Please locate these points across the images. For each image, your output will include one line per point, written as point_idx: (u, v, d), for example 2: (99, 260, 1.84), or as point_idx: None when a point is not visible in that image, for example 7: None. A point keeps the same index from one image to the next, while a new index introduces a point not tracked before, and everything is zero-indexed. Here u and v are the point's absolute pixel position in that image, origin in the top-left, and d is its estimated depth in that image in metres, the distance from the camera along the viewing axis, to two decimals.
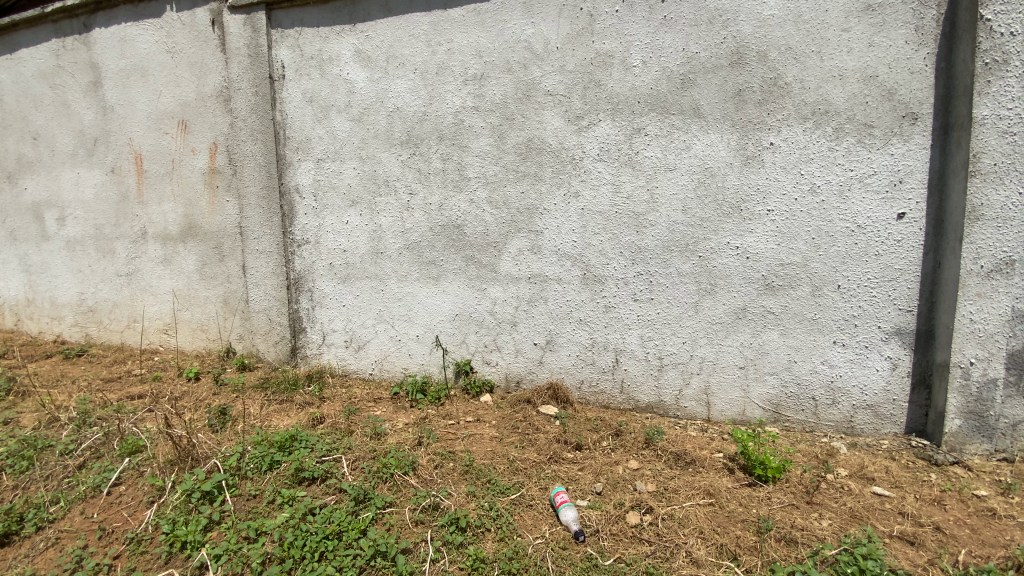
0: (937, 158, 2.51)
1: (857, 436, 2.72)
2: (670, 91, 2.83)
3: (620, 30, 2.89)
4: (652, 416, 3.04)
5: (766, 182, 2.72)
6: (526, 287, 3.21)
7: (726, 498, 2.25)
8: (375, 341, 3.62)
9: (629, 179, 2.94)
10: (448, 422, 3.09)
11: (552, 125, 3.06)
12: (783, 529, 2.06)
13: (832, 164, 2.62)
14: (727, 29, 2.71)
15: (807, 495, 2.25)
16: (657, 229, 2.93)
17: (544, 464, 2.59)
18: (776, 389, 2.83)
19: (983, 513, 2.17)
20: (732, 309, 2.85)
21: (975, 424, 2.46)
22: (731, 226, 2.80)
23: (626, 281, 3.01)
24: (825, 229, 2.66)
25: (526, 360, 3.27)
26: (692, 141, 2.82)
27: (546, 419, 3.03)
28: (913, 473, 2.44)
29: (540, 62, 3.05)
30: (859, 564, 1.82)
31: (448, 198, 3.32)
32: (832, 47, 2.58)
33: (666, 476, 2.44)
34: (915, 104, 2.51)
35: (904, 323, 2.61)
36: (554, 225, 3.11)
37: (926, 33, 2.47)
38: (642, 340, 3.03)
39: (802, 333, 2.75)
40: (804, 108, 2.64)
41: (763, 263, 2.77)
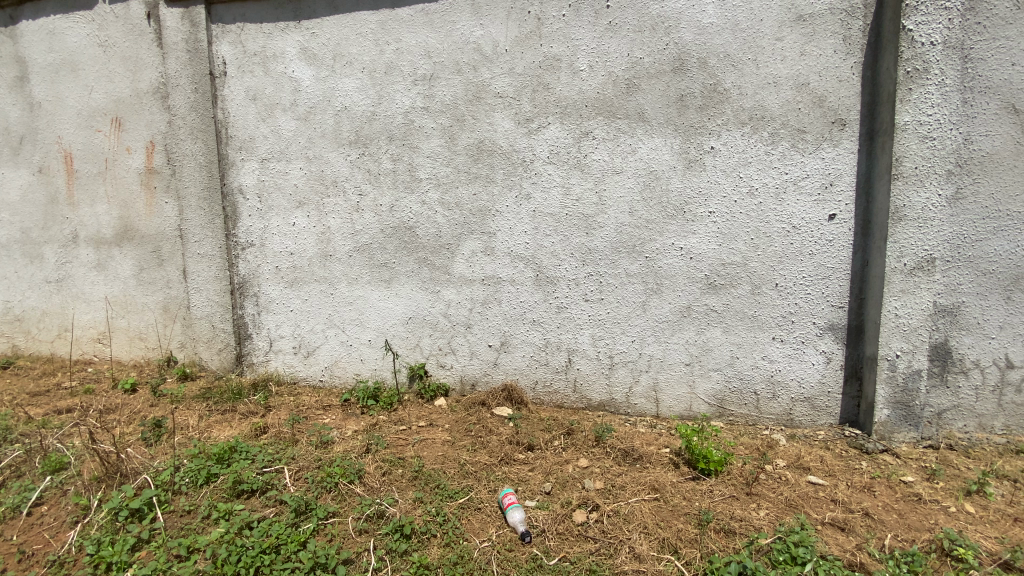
0: (864, 162, 2.64)
1: (796, 428, 2.83)
2: (616, 95, 2.88)
3: (567, 34, 2.92)
4: (605, 414, 3.08)
5: (707, 185, 2.81)
6: (479, 289, 3.19)
7: (671, 493, 2.30)
8: (325, 347, 3.52)
9: (579, 181, 2.98)
10: (400, 427, 3.03)
11: (503, 127, 3.06)
12: (722, 520, 2.11)
13: (768, 167, 2.73)
14: (669, 36, 2.79)
15: (747, 486, 2.32)
16: (606, 231, 2.97)
17: (495, 467, 2.57)
18: (720, 384, 2.92)
19: (909, 497, 2.28)
20: (678, 307, 2.92)
21: (902, 413, 2.60)
22: (675, 227, 2.88)
23: (578, 282, 3.04)
24: (762, 229, 2.76)
25: (480, 363, 3.25)
26: (638, 144, 2.88)
27: (500, 421, 3.01)
28: (847, 461, 2.56)
29: (489, 64, 3.05)
30: (791, 552, 1.88)
31: (398, 199, 3.27)
32: (767, 55, 2.69)
33: (613, 474, 2.47)
34: (844, 110, 2.64)
35: (837, 319, 2.73)
36: (506, 226, 3.11)
37: (854, 43, 2.60)
38: (594, 339, 3.06)
39: (744, 330, 2.85)
40: (742, 114, 2.74)
41: (706, 263, 2.85)
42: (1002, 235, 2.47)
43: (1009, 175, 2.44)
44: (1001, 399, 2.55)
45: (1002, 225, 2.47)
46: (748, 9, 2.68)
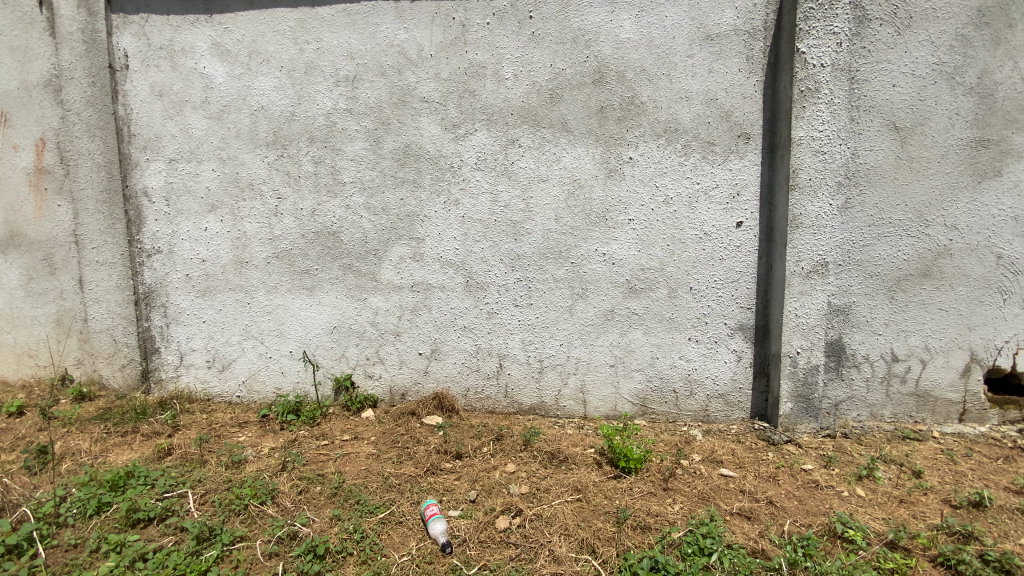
0: (766, 173, 2.83)
1: (712, 423, 2.98)
2: (541, 104, 2.94)
3: (492, 42, 2.94)
4: (535, 418, 3.11)
5: (627, 194, 2.92)
6: (408, 295, 3.13)
7: (592, 493, 2.35)
8: (242, 359, 3.32)
9: (506, 188, 3.00)
10: (322, 442, 2.90)
11: (429, 132, 3.03)
12: (639, 517, 2.18)
13: (682, 177, 2.87)
14: (589, 49, 2.88)
15: (664, 482, 2.42)
16: (533, 237, 3.01)
17: (420, 477, 2.52)
18: (642, 384, 3.02)
19: (808, 484, 2.44)
20: (603, 311, 3.00)
21: (803, 405, 2.80)
22: (598, 233, 2.96)
23: (507, 287, 3.05)
24: (678, 236, 2.90)
25: (410, 372, 3.18)
26: (562, 153, 2.95)
27: (429, 430, 2.95)
28: (755, 453, 2.72)
29: (415, 68, 3.01)
30: (699, 543, 1.98)
31: (321, 203, 3.14)
32: (679, 70, 2.83)
33: (538, 477, 2.48)
34: (748, 125, 2.82)
35: (745, 319, 2.91)
36: (435, 232, 3.07)
37: (756, 62, 2.78)
38: (524, 344, 3.08)
39: (663, 331, 2.97)
40: (657, 126, 2.87)
41: (627, 268, 2.96)
42: (885, 240, 2.72)
43: (889, 186, 2.69)
44: (888, 389, 2.81)
45: (885, 231, 2.72)
46: (661, 27, 2.81)
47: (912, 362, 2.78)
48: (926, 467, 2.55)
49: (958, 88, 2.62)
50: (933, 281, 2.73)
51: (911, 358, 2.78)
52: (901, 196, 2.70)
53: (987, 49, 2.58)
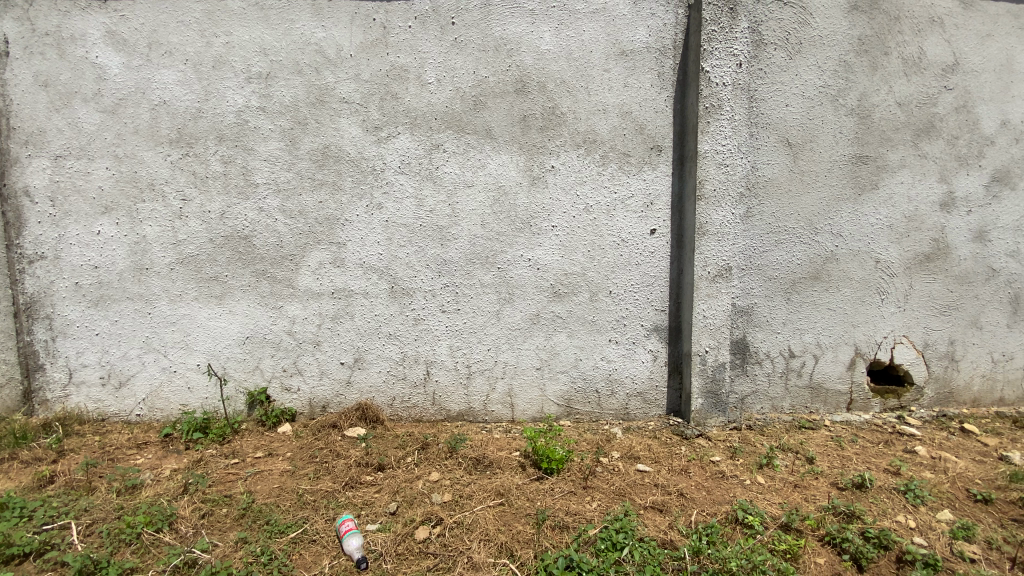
0: (676, 183, 3.00)
1: (631, 421, 3.10)
2: (465, 110, 2.94)
3: (414, 45, 2.91)
4: (463, 424, 3.08)
5: (549, 201, 2.99)
6: (329, 302, 3.01)
7: (515, 496, 2.36)
8: (143, 374, 3.06)
9: (431, 193, 2.97)
10: (231, 461, 2.73)
11: (350, 134, 2.94)
12: (557, 517, 2.22)
13: (600, 186, 2.98)
14: (511, 58, 2.92)
15: (584, 481, 2.48)
16: (459, 242, 3.00)
17: (337, 493, 2.43)
18: (567, 385, 3.09)
19: (715, 474, 2.59)
20: (528, 315, 3.05)
21: (712, 401, 2.98)
22: (523, 239, 3.01)
23: (434, 293, 3.02)
24: (597, 242, 3.01)
25: (331, 382, 3.06)
26: (487, 160, 2.96)
27: (350, 443, 2.85)
28: (670, 447, 2.86)
29: (334, 68, 2.92)
30: (612, 538, 2.05)
31: (231, 206, 2.97)
32: (597, 83, 2.94)
33: (461, 484, 2.47)
34: (660, 137, 2.97)
35: (659, 321, 3.06)
36: (357, 237, 2.98)
37: (666, 79, 2.94)
38: (451, 350, 3.05)
39: (585, 334, 3.06)
40: (577, 136, 2.96)
41: (552, 273, 3.02)
42: (781, 246, 2.96)
43: (784, 197, 2.94)
44: (786, 383, 3.05)
45: (781, 238, 2.96)
46: (579, 40, 2.91)
47: (806, 357, 3.04)
48: (818, 453, 2.76)
49: (841, 109, 2.91)
50: (822, 283, 3.00)
51: (805, 354, 3.04)
52: (794, 206, 2.95)
53: (864, 75, 2.89)
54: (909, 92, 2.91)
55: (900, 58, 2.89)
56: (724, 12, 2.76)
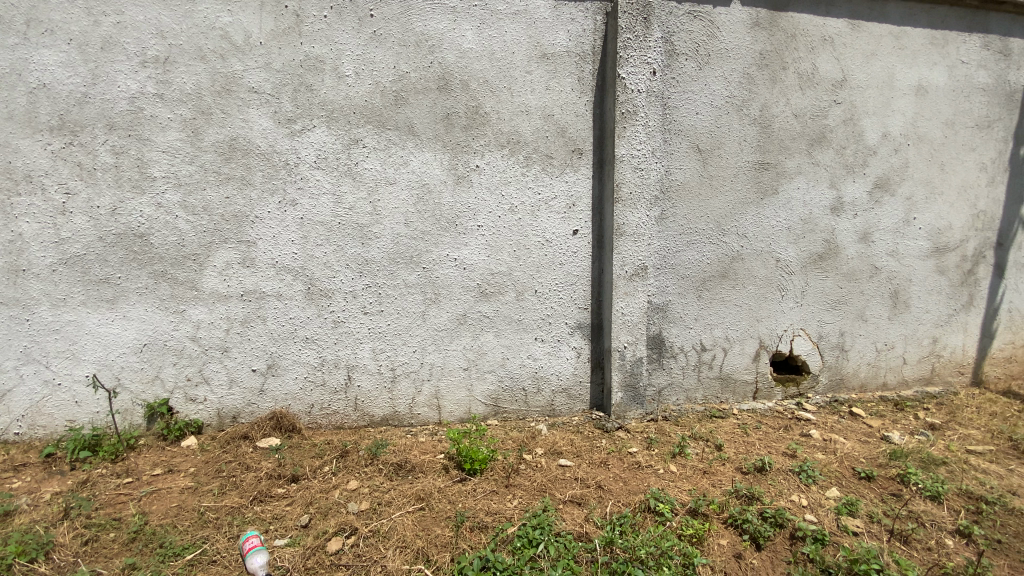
0: (596, 185, 3.08)
1: (556, 417, 3.16)
2: (385, 105, 2.85)
3: (330, 36, 2.79)
4: (387, 429, 2.99)
5: (474, 201, 2.96)
6: (238, 306, 2.83)
7: (436, 500, 2.33)
8: (21, 388, 2.73)
9: (350, 190, 2.85)
10: (125, 480, 2.51)
11: (260, 126, 2.78)
12: (476, 517, 2.22)
13: (524, 186, 3.00)
14: (433, 54, 2.87)
15: (506, 479, 2.50)
16: (381, 241, 2.90)
17: (244, 508, 2.30)
18: (494, 385, 3.09)
19: (632, 465, 2.68)
20: (454, 315, 3.01)
21: (632, 394, 3.10)
22: (448, 239, 2.96)
23: (355, 294, 2.90)
24: (522, 242, 3.03)
25: (242, 391, 2.88)
26: (410, 157, 2.89)
27: (263, 454, 2.69)
28: (591, 441, 2.94)
29: (241, 56, 2.75)
30: (528, 536, 2.07)
31: (124, 201, 2.71)
32: (519, 84, 2.95)
33: (380, 491, 2.40)
34: (581, 140, 3.04)
35: (582, 319, 3.14)
36: (269, 235, 2.82)
37: (586, 83, 3.01)
38: (374, 353, 2.95)
39: (512, 333, 3.07)
40: (501, 136, 2.96)
41: (478, 273, 3.00)
42: (693, 246, 3.13)
43: (695, 200, 3.11)
44: (699, 375, 3.22)
45: (692, 239, 3.13)
46: (501, 40, 2.91)
47: (716, 350, 3.23)
48: (725, 440, 2.94)
49: (745, 119, 3.11)
50: (730, 281, 3.19)
51: (715, 347, 3.22)
52: (704, 209, 3.12)
53: (765, 88, 3.11)
54: (804, 104, 3.16)
55: (796, 72, 3.13)
56: (639, 21, 2.87)
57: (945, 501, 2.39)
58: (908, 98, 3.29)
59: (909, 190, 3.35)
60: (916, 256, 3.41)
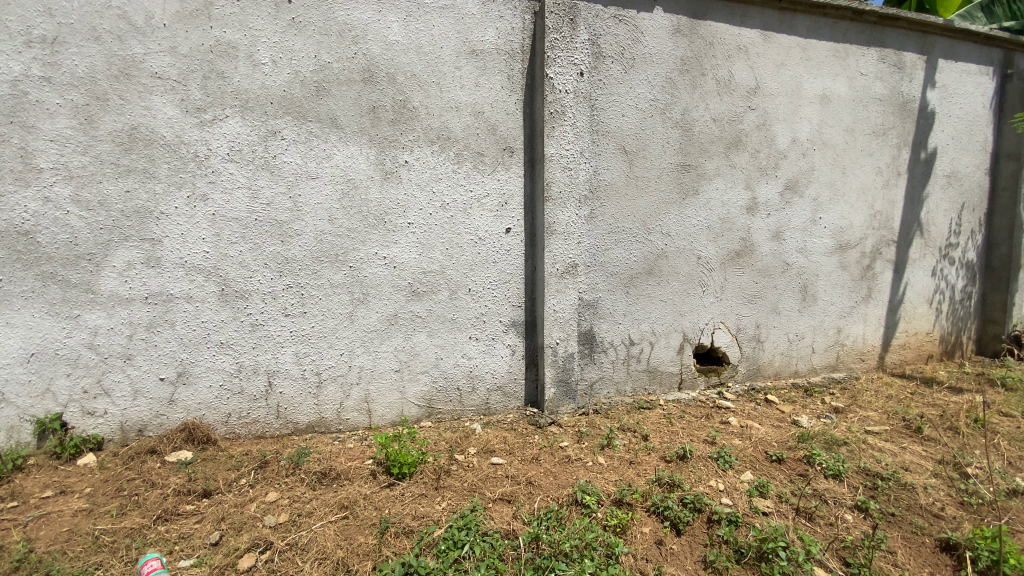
0: (527, 184, 3.09)
1: (491, 415, 3.16)
2: (305, 96, 2.72)
3: (243, 21, 2.62)
4: (313, 436, 2.86)
5: (404, 197, 2.88)
6: (143, 310, 2.61)
7: (361, 507, 2.26)
8: None
9: (268, 184, 2.70)
10: (7, 505, 2.26)
11: (165, 114, 2.57)
12: (401, 522, 2.17)
13: (456, 183, 2.96)
14: (356, 45, 2.76)
15: (436, 481, 2.46)
16: (303, 239, 2.76)
17: (147, 529, 2.13)
18: (427, 386, 3.03)
19: (563, 459, 2.72)
20: (384, 316, 2.91)
21: (564, 389, 3.15)
22: (377, 236, 2.86)
23: (275, 295, 2.75)
24: (454, 240, 2.99)
25: (148, 402, 2.67)
26: (333, 151, 2.77)
27: (172, 469, 2.50)
28: (524, 437, 2.96)
29: (142, 38, 2.53)
30: (453, 538, 2.05)
31: (5, 194, 2.43)
32: (448, 80, 2.90)
33: (301, 501, 2.30)
34: (511, 139, 3.04)
35: (516, 316, 3.15)
36: (177, 232, 2.61)
37: (516, 82, 3.01)
38: (297, 357, 2.81)
39: (445, 332, 3.02)
40: (430, 132, 2.90)
41: (409, 272, 2.93)
42: (621, 245, 3.22)
43: (622, 199, 3.20)
44: (628, 368, 3.33)
45: (621, 237, 3.22)
46: (428, 34, 2.85)
47: (644, 344, 3.34)
48: (652, 431, 3.05)
49: (668, 122, 3.23)
50: (656, 278, 3.32)
51: (643, 342, 3.34)
52: (631, 208, 3.22)
53: (686, 92, 3.25)
54: (722, 109, 3.33)
55: (714, 79, 3.29)
56: (565, 23, 2.92)
57: (845, 479, 2.60)
58: (814, 106, 3.55)
59: (816, 192, 3.62)
60: (822, 253, 3.69)
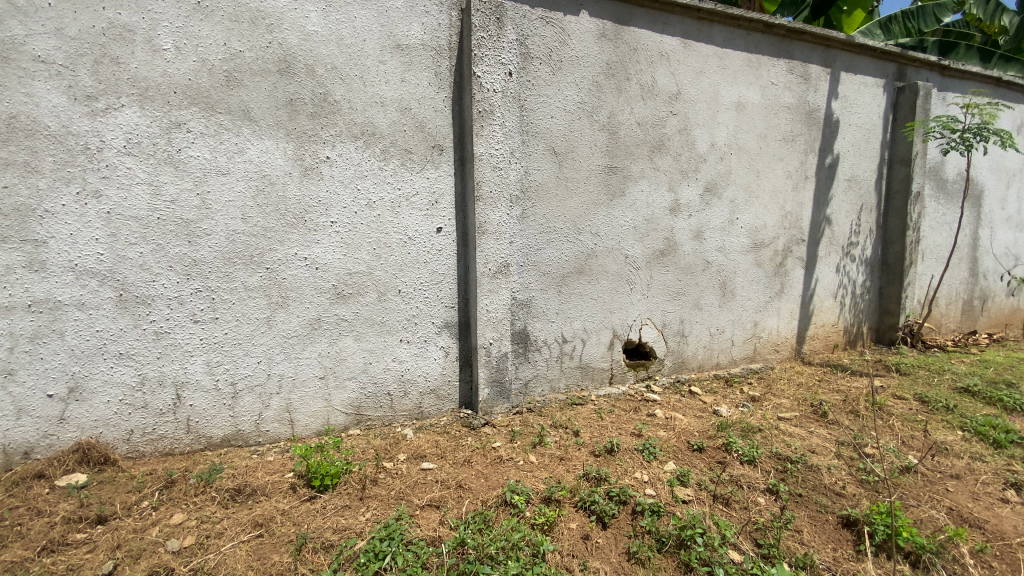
0: (457, 183, 3.05)
1: (424, 419, 3.09)
2: (214, 86, 2.54)
3: (142, 2, 2.40)
4: (228, 451, 2.68)
5: (326, 194, 2.76)
6: (25, 319, 2.34)
7: (277, 524, 2.16)
8: None
9: (172, 180, 2.49)
10: None
11: (49, 102, 2.30)
12: (320, 537, 2.08)
13: (382, 181, 2.87)
14: (271, 34, 2.61)
15: (361, 492, 2.38)
16: (214, 239, 2.57)
17: (29, 563, 1.92)
18: (355, 392, 2.92)
19: (495, 460, 2.71)
20: (307, 320, 2.78)
21: (498, 389, 3.14)
22: (296, 236, 2.72)
23: (182, 300, 2.55)
24: (382, 240, 2.89)
25: (34, 421, 2.39)
26: (246, 145, 2.60)
27: (62, 495, 2.25)
28: (457, 440, 2.92)
29: (20, 16, 2.26)
30: (375, 549, 1.98)
31: None
32: (372, 74, 2.81)
33: (210, 522, 2.15)
34: (440, 137, 2.99)
35: (449, 317, 3.10)
36: (65, 233, 2.36)
37: (444, 79, 2.97)
38: (209, 366, 2.62)
39: (373, 336, 2.93)
40: (354, 127, 2.79)
41: (332, 273, 2.81)
42: (552, 245, 3.26)
43: (553, 199, 3.23)
44: (562, 366, 3.37)
45: (552, 237, 3.25)
46: (350, 26, 2.74)
47: (576, 342, 3.40)
48: (582, 426, 3.10)
49: (596, 124, 3.30)
50: (586, 277, 3.38)
51: (575, 339, 3.39)
52: (561, 209, 3.26)
53: (612, 96, 3.34)
54: (646, 113, 3.45)
55: (639, 83, 3.40)
56: (492, 22, 2.91)
57: (758, 464, 2.77)
58: (730, 113, 3.75)
59: (733, 194, 3.83)
60: (740, 251, 3.91)
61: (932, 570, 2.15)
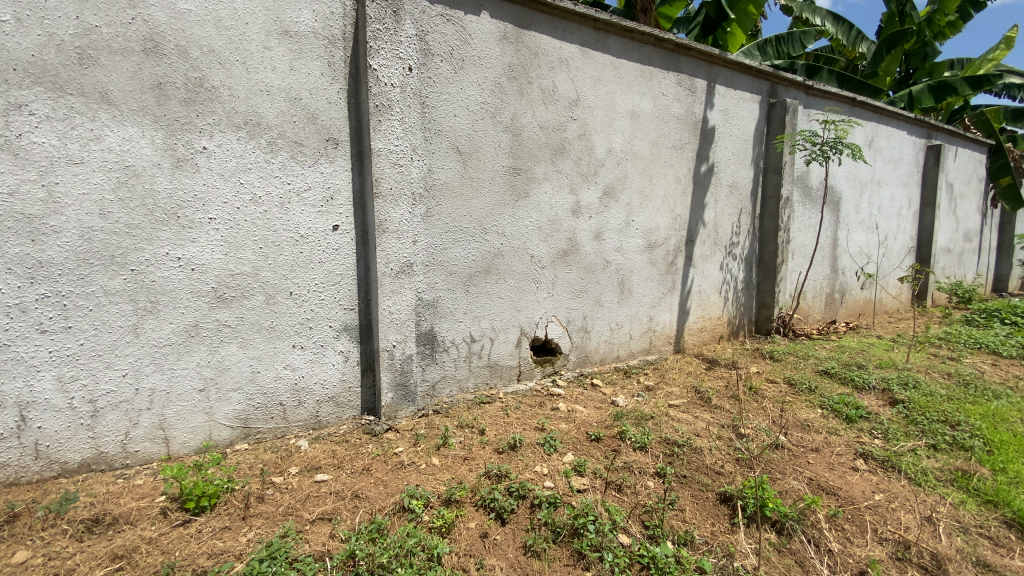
0: (355, 179, 2.93)
1: (322, 429, 2.94)
2: (63, 64, 2.23)
3: None
4: (88, 477, 2.38)
5: (202, 188, 2.53)
6: None
7: (141, 555, 1.95)
8: None
9: (9, 169, 2.15)
10: None
11: None
12: (191, 564, 1.91)
13: (270, 175, 2.68)
14: (134, 9, 2.34)
15: (244, 511, 2.22)
16: (63, 237, 2.26)
17: None
18: (242, 404, 2.71)
19: (395, 465, 2.65)
20: (182, 327, 2.53)
21: (402, 393, 3.06)
22: (167, 234, 2.47)
23: (25, 307, 2.21)
24: (270, 239, 2.71)
25: None
26: (104, 132, 2.32)
27: None
28: (357, 448, 2.81)
29: None
30: (254, 570, 1.86)
31: None
32: (257, 61, 2.62)
33: (59, 559, 1.91)
34: (335, 130, 2.86)
35: (348, 320, 2.98)
36: None
37: (338, 70, 2.84)
38: (61, 382, 2.30)
39: (261, 342, 2.74)
40: (235, 116, 2.59)
41: (212, 274, 2.58)
42: (458, 244, 3.24)
43: (456, 198, 3.21)
44: (469, 365, 3.37)
45: (457, 237, 3.23)
46: (230, 7, 2.54)
47: (483, 341, 3.41)
48: (488, 424, 3.12)
49: (498, 125, 3.33)
50: (492, 276, 3.40)
51: (481, 338, 3.40)
52: (466, 208, 3.25)
53: (514, 97, 3.38)
54: (547, 116, 3.54)
55: (540, 87, 3.48)
56: (388, 14, 2.83)
57: (649, 449, 2.95)
58: (625, 119, 3.96)
59: (629, 196, 4.05)
60: (636, 251, 4.15)
61: (794, 535, 2.42)
